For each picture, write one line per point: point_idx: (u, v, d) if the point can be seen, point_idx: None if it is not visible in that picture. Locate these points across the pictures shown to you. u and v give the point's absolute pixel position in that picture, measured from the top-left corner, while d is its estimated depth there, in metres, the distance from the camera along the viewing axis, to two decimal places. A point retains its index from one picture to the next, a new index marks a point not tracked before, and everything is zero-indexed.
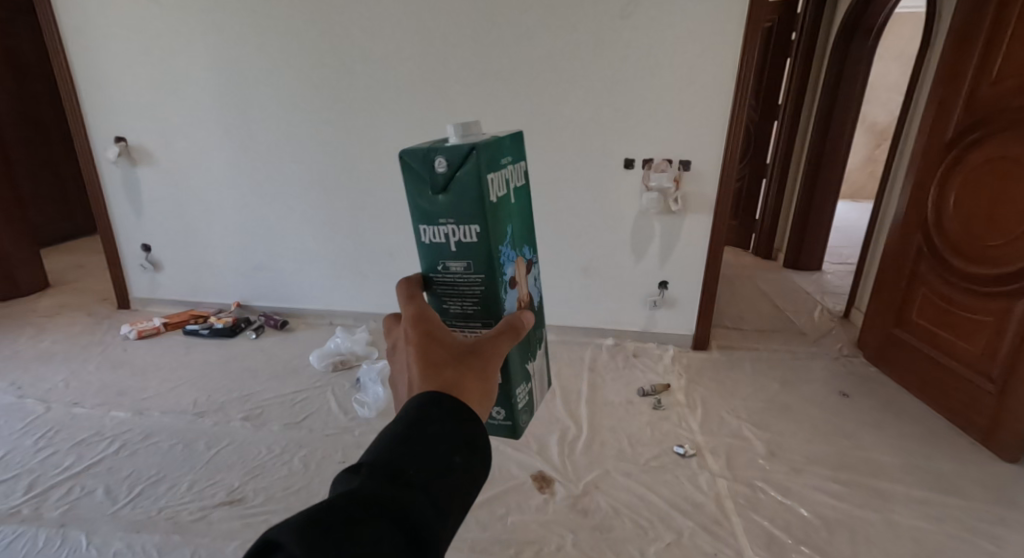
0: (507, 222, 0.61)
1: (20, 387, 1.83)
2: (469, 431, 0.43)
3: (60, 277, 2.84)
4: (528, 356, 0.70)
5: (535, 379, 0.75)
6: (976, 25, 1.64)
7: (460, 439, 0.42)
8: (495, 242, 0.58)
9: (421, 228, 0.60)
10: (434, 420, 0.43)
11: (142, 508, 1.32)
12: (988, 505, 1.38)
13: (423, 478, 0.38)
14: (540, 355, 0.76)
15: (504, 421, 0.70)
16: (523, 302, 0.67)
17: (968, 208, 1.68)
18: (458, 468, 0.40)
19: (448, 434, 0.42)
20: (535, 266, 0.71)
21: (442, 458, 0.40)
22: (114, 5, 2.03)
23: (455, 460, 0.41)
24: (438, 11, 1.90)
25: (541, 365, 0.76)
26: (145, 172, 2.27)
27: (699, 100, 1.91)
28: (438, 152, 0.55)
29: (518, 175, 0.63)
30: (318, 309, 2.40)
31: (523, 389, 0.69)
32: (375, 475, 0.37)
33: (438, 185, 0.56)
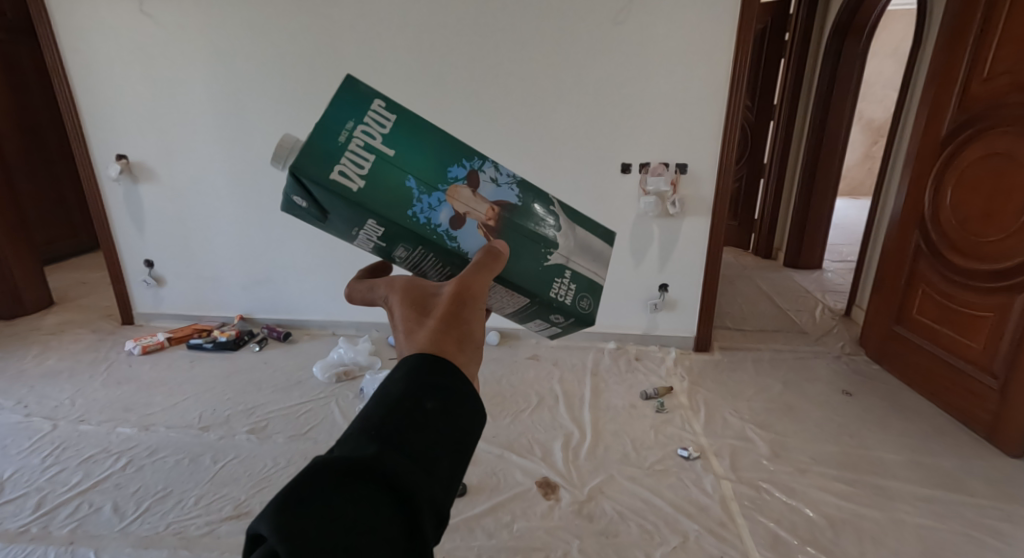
0: (399, 184, 0.59)
1: (27, 405, 1.84)
2: (453, 382, 0.42)
3: (64, 295, 2.86)
4: (547, 254, 0.68)
5: (580, 257, 0.73)
6: (967, 22, 1.66)
7: (439, 390, 0.41)
8: (392, 216, 0.57)
9: (352, 241, 0.63)
10: (401, 379, 0.42)
11: (149, 524, 1.33)
12: (995, 502, 1.38)
13: (400, 438, 0.37)
14: (568, 232, 0.72)
15: (585, 309, 0.72)
16: (488, 219, 0.63)
17: (966, 203, 1.68)
18: (447, 421, 0.40)
19: (420, 387, 0.41)
20: (489, 167, 0.65)
21: (418, 413, 0.39)
22: (114, 25, 2.06)
23: (432, 409, 0.40)
24: (434, 23, 1.92)
25: (578, 241, 0.73)
26: (146, 188, 2.28)
27: (694, 104, 1.93)
28: (291, 193, 0.57)
29: (380, 119, 0.58)
30: (320, 320, 2.42)
31: (564, 284, 0.70)
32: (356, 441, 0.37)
33: (317, 209, 0.58)
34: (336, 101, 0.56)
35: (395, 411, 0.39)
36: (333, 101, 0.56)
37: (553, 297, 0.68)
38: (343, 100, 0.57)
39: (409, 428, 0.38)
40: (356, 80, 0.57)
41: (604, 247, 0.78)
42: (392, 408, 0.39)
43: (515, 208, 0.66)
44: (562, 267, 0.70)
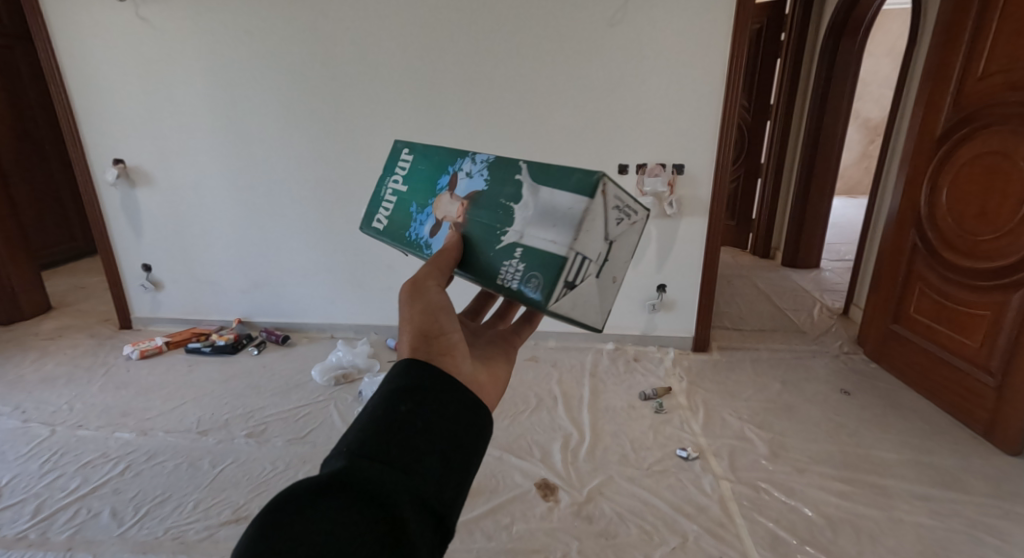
0: (406, 211, 0.84)
1: (24, 411, 1.84)
2: (431, 385, 0.47)
3: (62, 300, 2.85)
4: (503, 235, 0.72)
5: (539, 226, 0.71)
6: (962, 22, 1.66)
7: (420, 395, 0.46)
8: (397, 237, 0.84)
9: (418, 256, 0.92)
10: (379, 391, 0.46)
11: (148, 529, 1.33)
12: (993, 500, 1.38)
13: (380, 447, 0.41)
14: (531, 205, 0.72)
15: (532, 291, 0.69)
16: (455, 218, 0.77)
17: (961, 203, 1.69)
18: (426, 418, 0.44)
19: (395, 396, 0.46)
20: (468, 169, 0.79)
21: (396, 417, 0.44)
22: (110, 29, 2.06)
23: (408, 410, 0.44)
24: (430, 25, 1.93)
25: (544, 211, 0.71)
26: (144, 192, 2.28)
27: (689, 105, 1.93)
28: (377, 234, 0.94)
29: (402, 168, 0.88)
30: (318, 323, 2.42)
31: (514, 265, 0.71)
32: (342, 457, 0.41)
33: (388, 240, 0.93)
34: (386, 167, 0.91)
35: (375, 422, 0.43)
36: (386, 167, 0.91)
37: (497, 275, 0.71)
38: (390, 164, 0.90)
39: (387, 434, 0.42)
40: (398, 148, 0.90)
41: (584, 205, 0.69)
42: (373, 419, 0.43)
43: (481, 196, 0.76)
44: (514, 245, 0.71)
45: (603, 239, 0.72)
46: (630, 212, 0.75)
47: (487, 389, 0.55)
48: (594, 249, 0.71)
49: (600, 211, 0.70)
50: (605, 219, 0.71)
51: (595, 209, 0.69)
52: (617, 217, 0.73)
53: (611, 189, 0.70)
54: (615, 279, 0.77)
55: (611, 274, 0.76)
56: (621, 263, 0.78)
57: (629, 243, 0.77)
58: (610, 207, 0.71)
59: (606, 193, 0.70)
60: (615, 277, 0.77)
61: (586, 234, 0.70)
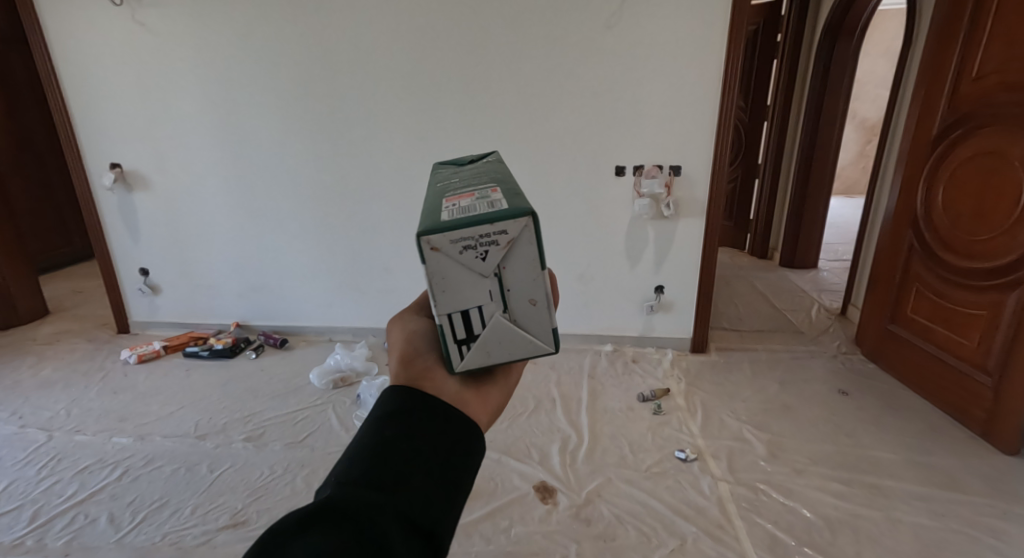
0: None
1: (21, 416, 1.83)
2: (414, 407, 0.50)
3: (59, 304, 2.85)
4: None
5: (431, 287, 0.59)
6: (956, 23, 1.67)
7: (404, 419, 0.49)
8: None
9: None
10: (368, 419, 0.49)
11: (146, 535, 1.33)
12: (990, 500, 1.38)
13: (365, 474, 0.45)
14: None
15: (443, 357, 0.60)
16: None
17: (957, 203, 1.69)
18: (407, 444, 0.47)
19: (380, 421, 0.49)
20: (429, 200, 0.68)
21: (382, 442, 0.47)
22: (106, 33, 2.06)
23: (392, 435, 0.48)
24: (426, 28, 1.93)
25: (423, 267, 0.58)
26: (141, 196, 2.28)
27: (686, 106, 1.93)
28: None
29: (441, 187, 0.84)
30: (317, 326, 2.42)
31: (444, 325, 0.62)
32: (332, 484, 0.45)
33: None
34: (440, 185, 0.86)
35: (362, 450, 0.46)
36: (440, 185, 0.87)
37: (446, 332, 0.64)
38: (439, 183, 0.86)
39: (372, 460, 0.46)
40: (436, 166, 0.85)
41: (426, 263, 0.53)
42: (360, 447, 0.47)
43: None
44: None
45: (477, 283, 0.54)
46: (494, 233, 0.52)
47: (474, 405, 0.55)
48: (477, 298, 0.55)
49: (450, 261, 0.53)
50: (461, 265, 0.53)
51: (432, 267, 0.53)
52: (476, 253, 0.53)
53: (436, 234, 0.52)
54: (537, 302, 0.56)
55: (519, 306, 0.56)
56: (533, 283, 0.55)
57: (531, 258, 0.54)
58: (454, 252, 0.52)
59: (435, 243, 0.52)
60: (537, 300, 0.56)
61: (449, 291, 0.54)
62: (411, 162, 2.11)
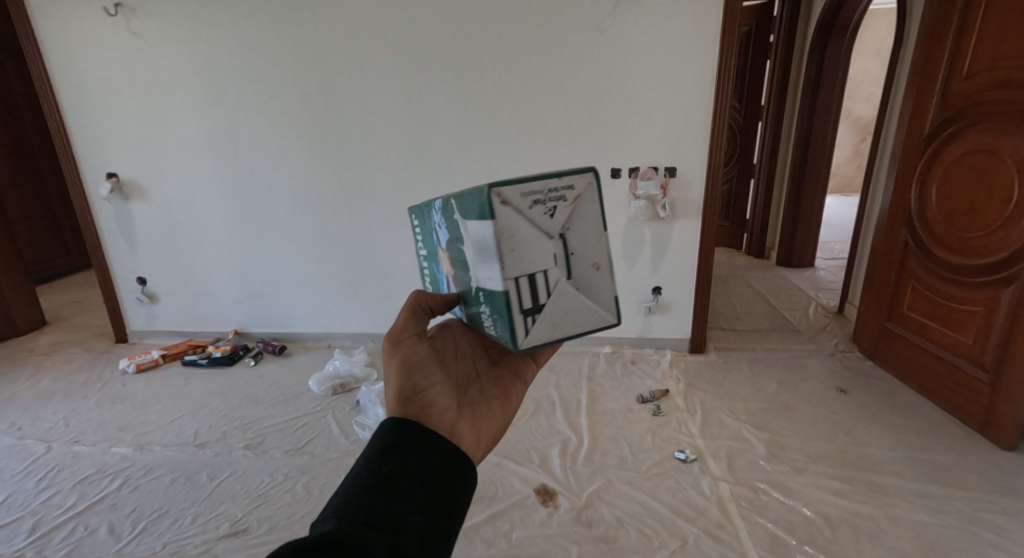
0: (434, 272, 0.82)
1: (20, 428, 1.83)
2: (407, 442, 0.53)
3: (57, 315, 2.85)
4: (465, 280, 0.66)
5: (477, 264, 0.62)
6: (946, 22, 1.68)
7: (399, 453, 0.52)
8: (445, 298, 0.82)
9: None
10: (363, 456, 0.51)
11: (145, 545, 1.32)
12: (989, 495, 1.39)
13: (365, 507, 0.47)
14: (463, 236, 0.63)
15: (503, 335, 0.62)
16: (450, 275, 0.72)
17: (951, 202, 1.71)
18: (405, 476, 0.50)
19: (375, 457, 0.51)
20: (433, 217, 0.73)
21: (378, 477, 0.49)
22: (101, 44, 2.06)
23: (390, 470, 0.50)
24: (420, 34, 1.94)
25: (475, 245, 0.61)
26: (137, 205, 2.28)
27: (679, 108, 1.95)
28: None
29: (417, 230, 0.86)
30: (316, 333, 2.42)
31: (484, 316, 0.65)
32: (333, 520, 0.45)
33: None
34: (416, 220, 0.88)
35: (362, 485, 0.48)
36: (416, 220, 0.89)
37: (483, 327, 0.67)
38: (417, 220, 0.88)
39: (373, 497, 0.47)
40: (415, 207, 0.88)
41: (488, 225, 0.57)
42: (360, 482, 0.48)
43: (444, 243, 0.70)
44: (474, 291, 0.65)
45: (545, 243, 0.60)
46: (563, 190, 0.60)
47: (468, 438, 0.62)
48: (544, 260, 0.60)
49: (519, 218, 0.58)
50: (531, 223, 0.59)
51: (506, 220, 0.57)
52: (546, 209, 0.60)
53: (513, 188, 0.57)
54: (596, 265, 0.64)
55: (582, 267, 0.63)
56: (593, 247, 0.63)
57: (592, 219, 0.63)
58: (526, 206, 0.58)
59: (510, 197, 0.57)
60: (596, 262, 0.64)
61: (520, 252, 0.59)
62: (406, 168, 2.12)
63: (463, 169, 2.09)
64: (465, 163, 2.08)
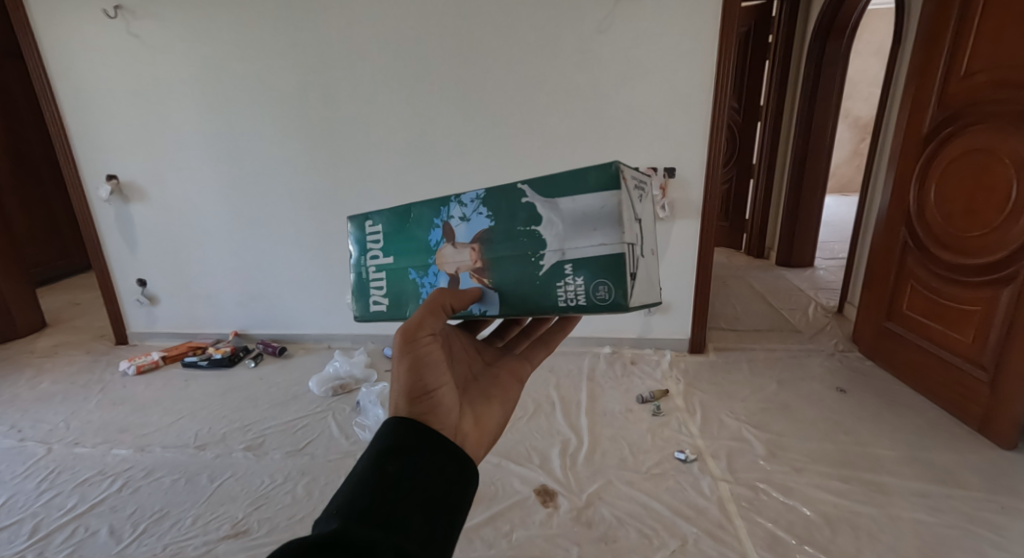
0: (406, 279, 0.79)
1: (20, 430, 1.83)
2: (410, 441, 0.53)
3: (58, 317, 2.85)
4: (537, 258, 0.70)
5: (578, 236, 0.68)
6: (944, 22, 1.69)
7: (402, 452, 0.52)
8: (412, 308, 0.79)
9: None
10: (368, 453, 0.51)
11: (146, 546, 1.32)
12: (989, 494, 1.39)
13: (368, 507, 0.47)
14: (553, 216, 0.69)
15: (606, 298, 0.68)
16: (476, 264, 0.72)
17: (949, 202, 1.71)
18: (409, 477, 0.50)
19: (378, 456, 0.51)
20: (455, 213, 0.75)
21: (381, 477, 0.49)
22: (101, 46, 2.07)
23: (395, 470, 0.50)
24: (419, 35, 1.94)
25: (575, 217, 0.68)
26: (137, 207, 2.29)
27: (678, 108, 1.95)
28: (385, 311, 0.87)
29: (377, 244, 0.83)
30: (316, 334, 2.42)
31: (571, 284, 0.69)
32: (336, 520, 0.45)
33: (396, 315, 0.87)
34: (355, 242, 0.85)
35: (365, 485, 0.48)
36: (354, 243, 0.85)
37: (557, 304, 0.70)
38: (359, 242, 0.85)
39: (377, 496, 0.48)
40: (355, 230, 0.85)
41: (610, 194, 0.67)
42: (363, 483, 0.49)
43: (490, 230, 0.72)
44: (560, 265, 0.69)
45: (637, 221, 0.72)
46: (641, 185, 0.76)
47: (471, 436, 0.62)
48: (636, 235, 0.71)
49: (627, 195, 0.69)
50: (631, 201, 0.70)
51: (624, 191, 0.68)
52: (636, 195, 0.74)
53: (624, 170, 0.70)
54: (653, 252, 0.78)
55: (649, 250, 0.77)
56: (651, 238, 0.78)
57: (649, 215, 0.79)
58: (631, 186, 0.71)
59: (625, 176, 0.70)
60: (652, 250, 0.78)
61: (629, 221, 0.69)
62: (406, 169, 2.12)
63: (464, 170, 2.10)
64: (464, 164, 2.09)
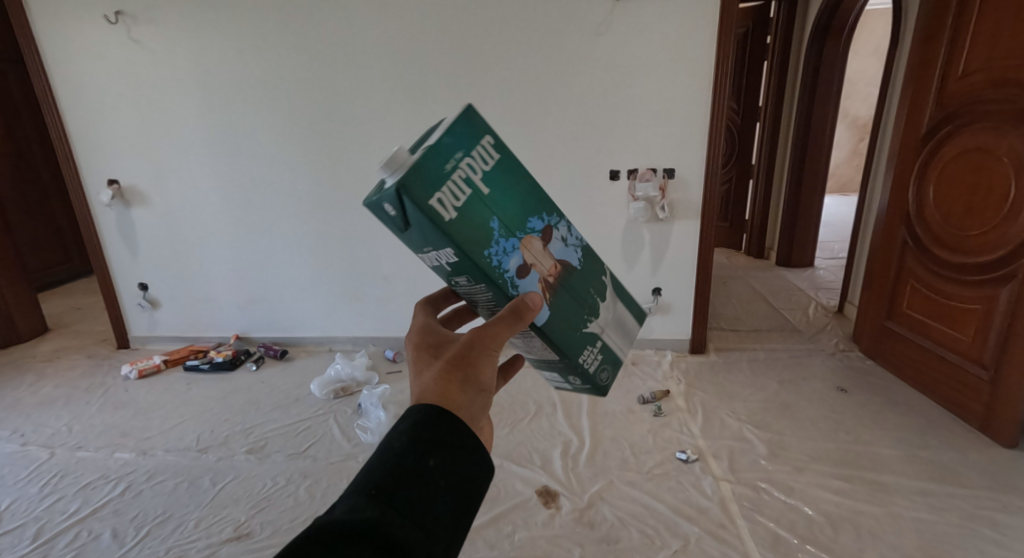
0: (484, 223, 0.52)
1: (23, 434, 1.84)
2: (455, 434, 0.44)
3: (59, 321, 2.86)
4: (589, 318, 0.65)
5: (614, 331, 0.69)
6: (942, 22, 1.69)
7: (443, 443, 0.43)
8: (473, 257, 0.52)
9: (417, 253, 0.57)
10: (407, 430, 0.44)
11: (149, 549, 1.33)
12: (990, 493, 1.39)
13: (398, 497, 0.39)
14: (607, 305, 0.68)
15: (602, 381, 0.69)
16: (547, 278, 0.58)
17: (948, 200, 1.71)
18: (446, 474, 0.42)
19: (418, 440, 0.43)
20: (561, 226, 0.60)
21: (418, 467, 0.41)
22: (102, 50, 2.07)
23: (435, 466, 0.42)
24: (419, 39, 1.95)
25: (616, 313, 0.70)
26: (139, 211, 2.29)
27: (677, 109, 1.95)
28: (389, 202, 0.50)
29: (484, 159, 0.52)
30: (316, 337, 2.42)
31: (594, 354, 0.66)
32: (361, 500, 0.39)
33: (387, 216, 0.51)
34: (461, 119, 0.51)
35: (396, 471, 0.40)
36: (460, 118, 0.51)
37: (577, 365, 0.64)
38: (466, 126, 0.51)
39: (411, 488, 0.40)
40: (475, 112, 0.52)
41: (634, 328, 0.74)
42: (395, 467, 0.41)
43: (574, 271, 0.62)
44: (596, 336, 0.67)
45: None
46: None
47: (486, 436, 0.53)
48: None
49: None
50: None
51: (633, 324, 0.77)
52: None
53: None
54: None
55: None
56: None
57: None
58: None
59: None
60: None
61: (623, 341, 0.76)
62: None
63: None
64: None
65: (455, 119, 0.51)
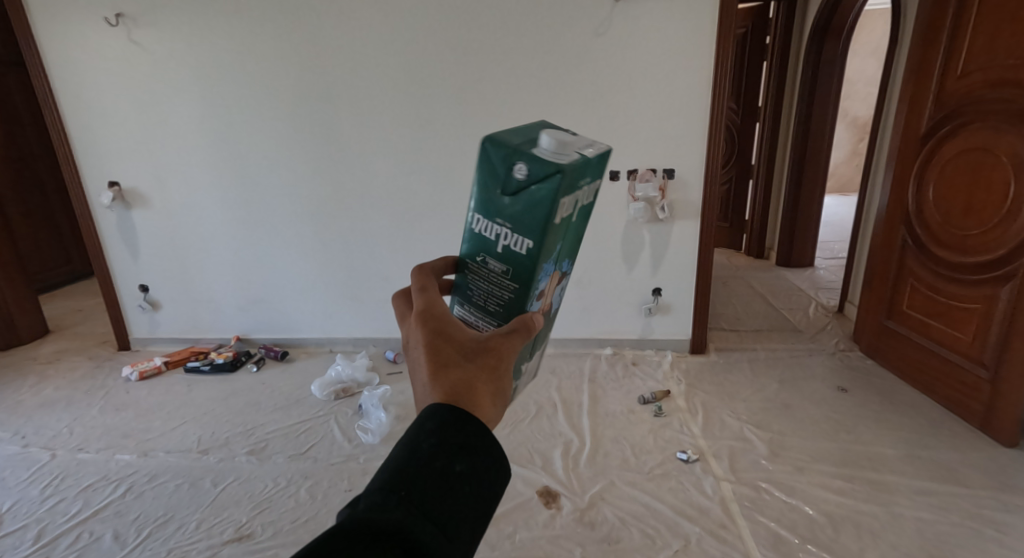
0: (557, 243, 0.57)
1: (25, 436, 1.84)
2: (482, 440, 0.44)
3: (60, 323, 2.86)
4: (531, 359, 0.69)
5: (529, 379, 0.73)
6: (940, 22, 1.70)
7: (469, 448, 0.42)
8: (540, 262, 0.55)
9: (478, 216, 0.57)
10: (436, 431, 0.42)
11: (151, 551, 1.33)
12: (991, 492, 1.39)
13: (423, 498, 0.38)
14: (536, 356, 0.73)
15: None
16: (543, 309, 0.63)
17: (948, 200, 1.71)
18: (470, 479, 0.41)
19: (445, 442, 0.42)
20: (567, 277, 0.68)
21: (445, 470, 0.40)
22: (102, 52, 2.08)
23: (461, 470, 0.41)
24: (418, 40, 1.95)
25: (533, 366, 0.74)
26: (139, 213, 2.30)
27: (676, 109, 1.96)
28: (525, 161, 0.52)
29: (591, 195, 0.59)
30: (317, 338, 2.43)
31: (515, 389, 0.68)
32: (387, 497, 0.37)
33: (509, 176, 0.53)
34: (603, 156, 0.58)
35: (422, 470, 0.39)
36: (603, 155, 0.58)
37: None
38: (602, 160, 0.58)
39: (438, 489, 0.39)
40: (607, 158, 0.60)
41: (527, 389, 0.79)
42: (421, 468, 0.39)
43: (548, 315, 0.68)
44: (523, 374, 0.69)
45: None
46: None
47: None
48: None
49: None
50: None
51: None
52: None
53: None
54: None
55: None
56: None
57: None
58: None
59: None
60: None
61: None
62: (406, 173, 2.13)
63: (463, 174, 2.11)
64: (462, 168, 2.10)
65: (601, 150, 0.58)
